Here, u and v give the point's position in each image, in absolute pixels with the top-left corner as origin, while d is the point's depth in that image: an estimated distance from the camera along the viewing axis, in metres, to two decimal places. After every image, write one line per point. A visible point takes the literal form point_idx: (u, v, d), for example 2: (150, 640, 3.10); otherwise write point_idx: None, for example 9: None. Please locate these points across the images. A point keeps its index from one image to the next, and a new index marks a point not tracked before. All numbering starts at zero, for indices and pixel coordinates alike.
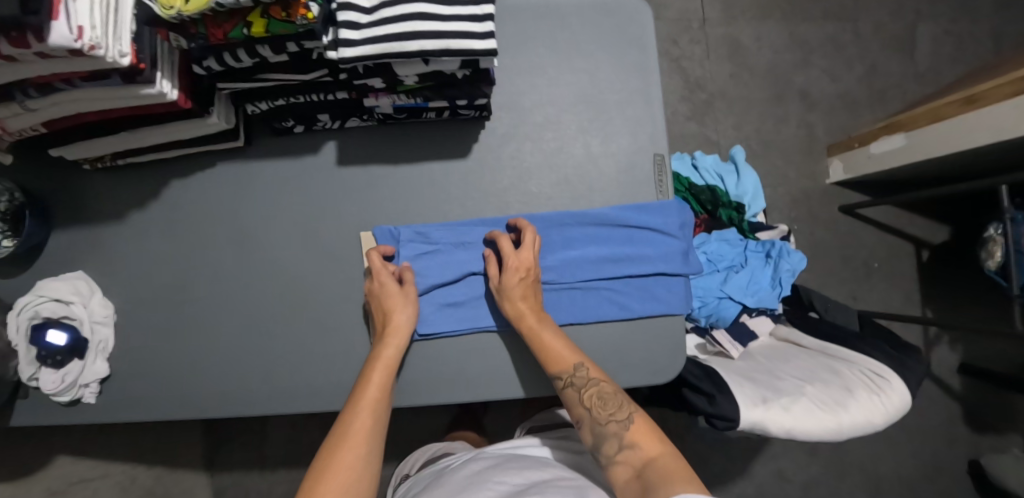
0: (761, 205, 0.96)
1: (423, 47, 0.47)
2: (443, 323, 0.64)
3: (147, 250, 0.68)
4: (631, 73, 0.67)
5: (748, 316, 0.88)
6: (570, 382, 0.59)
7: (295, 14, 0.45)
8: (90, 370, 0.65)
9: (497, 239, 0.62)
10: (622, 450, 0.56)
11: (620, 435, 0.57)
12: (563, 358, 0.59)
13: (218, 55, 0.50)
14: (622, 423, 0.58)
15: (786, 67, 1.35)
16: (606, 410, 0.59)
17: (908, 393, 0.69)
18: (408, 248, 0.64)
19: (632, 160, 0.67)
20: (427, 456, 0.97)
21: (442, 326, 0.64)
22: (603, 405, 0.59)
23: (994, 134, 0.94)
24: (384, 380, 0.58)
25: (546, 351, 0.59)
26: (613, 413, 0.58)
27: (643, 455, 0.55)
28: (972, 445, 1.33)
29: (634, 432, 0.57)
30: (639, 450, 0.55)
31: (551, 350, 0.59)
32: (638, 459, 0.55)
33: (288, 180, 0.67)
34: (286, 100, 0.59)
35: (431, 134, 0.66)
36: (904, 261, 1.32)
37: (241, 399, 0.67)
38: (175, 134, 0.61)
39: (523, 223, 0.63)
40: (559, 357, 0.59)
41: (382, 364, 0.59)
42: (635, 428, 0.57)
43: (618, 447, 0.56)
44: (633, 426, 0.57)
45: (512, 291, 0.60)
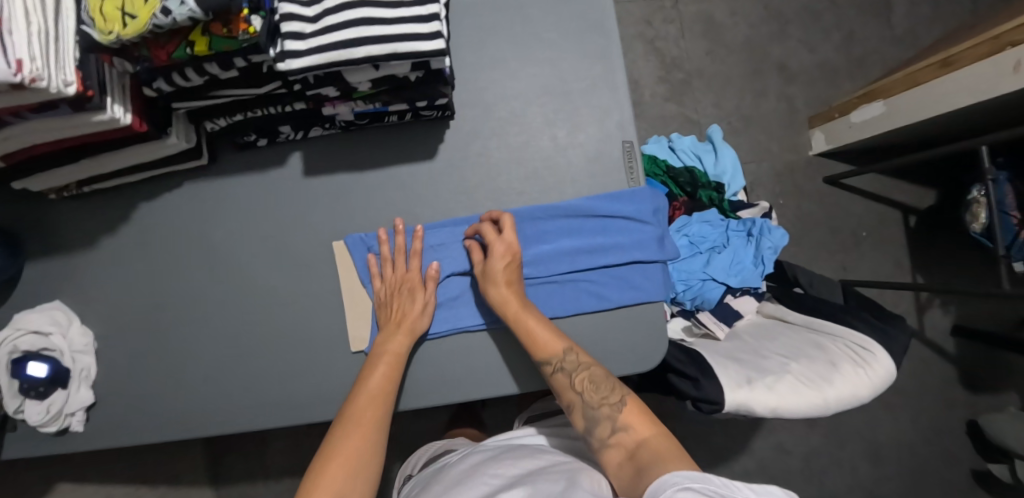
0: (742, 183, 0.96)
1: (370, 53, 0.46)
2: None
3: (122, 274, 0.68)
4: (594, 60, 0.66)
5: (733, 298, 0.87)
6: (559, 367, 0.59)
7: (237, 29, 0.44)
8: (74, 399, 0.65)
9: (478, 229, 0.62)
10: (615, 433, 0.55)
11: (613, 417, 0.56)
12: (547, 345, 0.59)
13: (166, 76, 0.50)
14: (614, 406, 0.57)
15: (763, 40, 1.33)
16: (598, 393, 0.58)
17: (893, 365, 0.69)
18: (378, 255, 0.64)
19: (601, 148, 0.66)
20: (427, 454, 0.98)
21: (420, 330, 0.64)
22: (594, 389, 0.58)
23: (972, 96, 0.93)
24: (393, 374, 0.59)
25: (534, 338, 0.59)
26: (605, 396, 0.57)
27: (636, 436, 0.54)
28: (970, 406, 1.34)
29: (626, 414, 0.56)
30: (632, 432, 0.55)
31: (537, 336, 0.59)
32: (631, 440, 0.54)
33: (256, 195, 0.66)
34: (245, 113, 0.59)
35: (396, 138, 0.65)
36: (892, 228, 1.31)
37: (226, 417, 0.66)
38: (137, 158, 0.60)
39: (495, 215, 0.62)
40: (545, 343, 0.59)
41: (389, 359, 0.59)
42: (627, 410, 0.56)
43: (612, 430, 0.55)
44: (625, 408, 0.56)
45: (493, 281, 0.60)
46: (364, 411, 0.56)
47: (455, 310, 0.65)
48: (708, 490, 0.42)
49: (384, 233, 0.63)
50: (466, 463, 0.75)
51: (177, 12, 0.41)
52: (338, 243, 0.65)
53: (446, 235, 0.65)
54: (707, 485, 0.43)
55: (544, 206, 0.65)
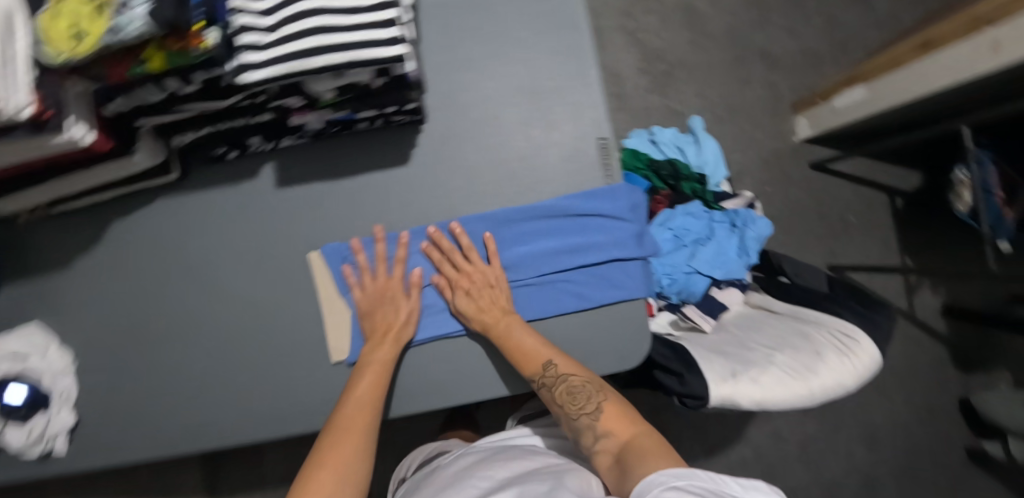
0: (724, 173, 0.97)
1: (330, 61, 0.46)
2: None
3: (98, 294, 0.67)
4: (566, 57, 0.65)
5: (718, 289, 0.87)
6: (542, 383, 0.59)
7: (191, 44, 0.43)
8: (56, 421, 0.64)
9: (436, 259, 0.63)
10: (599, 439, 0.56)
11: (594, 425, 0.57)
12: (526, 363, 0.59)
13: (125, 94, 0.49)
14: (594, 414, 0.57)
15: (744, 28, 1.32)
16: (576, 404, 0.58)
17: (877, 352, 0.68)
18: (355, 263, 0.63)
19: (576, 147, 0.65)
20: (422, 458, 0.97)
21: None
22: (575, 400, 0.58)
23: (953, 76, 0.93)
24: (380, 381, 0.58)
25: (519, 351, 0.59)
26: (582, 407, 0.58)
27: (618, 441, 0.54)
28: (962, 385, 1.34)
29: (606, 421, 0.56)
30: (614, 436, 0.55)
31: (518, 354, 0.59)
32: (615, 446, 0.54)
33: (230, 208, 0.66)
34: (212, 126, 0.58)
35: (369, 145, 0.64)
36: (879, 211, 1.31)
37: (209, 433, 0.65)
38: (105, 175, 0.59)
39: (454, 235, 0.62)
40: (527, 358, 0.59)
41: (373, 368, 0.59)
42: (608, 416, 0.57)
43: (595, 437, 0.56)
44: (603, 415, 0.57)
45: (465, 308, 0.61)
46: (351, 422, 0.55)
47: (435, 316, 0.64)
48: (693, 487, 0.44)
49: (357, 242, 0.62)
50: (456, 465, 0.75)
51: (126, 31, 0.40)
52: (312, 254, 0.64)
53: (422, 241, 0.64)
54: (692, 481, 0.44)
55: (519, 207, 0.64)
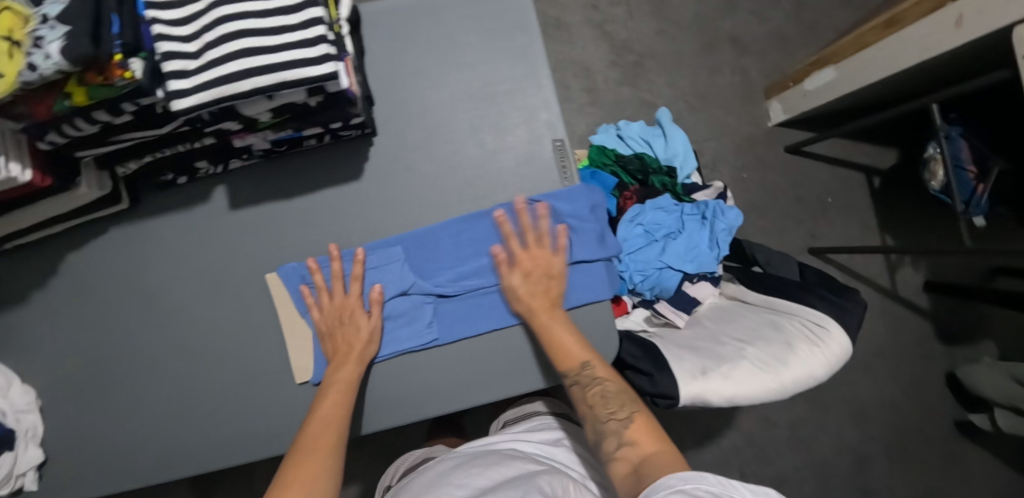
0: (694, 165, 0.95)
1: (258, 84, 0.44)
2: None
3: (58, 328, 0.66)
4: (515, 59, 0.64)
5: (690, 284, 0.86)
6: (576, 380, 0.57)
7: (112, 76, 0.42)
8: (23, 459, 0.63)
9: (505, 234, 0.61)
10: (620, 447, 0.51)
11: (619, 432, 0.52)
12: (564, 354, 0.57)
13: (56, 129, 0.47)
14: (624, 421, 0.53)
15: (712, 14, 1.31)
16: (606, 408, 0.55)
17: (848, 340, 0.68)
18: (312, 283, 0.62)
19: (531, 149, 0.65)
20: (408, 462, 0.96)
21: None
22: (606, 403, 0.55)
23: (917, 54, 0.92)
24: (344, 400, 0.56)
25: (557, 343, 0.58)
26: (613, 411, 0.54)
27: (640, 451, 0.49)
28: (947, 359, 1.35)
29: (634, 430, 0.52)
30: (638, 447, 0.50)
31: (559, 344, 0.58)
32: (635, 455, 0.49)
33: (185, 234, 0.65)
34: (154, 154, 0.57)
35: (320, 161, 0.64)
36: (857, 191, 1.31)
37: (180, 460, 0.65)
38: (52, 210, 0.58)
39: (523, 215, 0.61)
40: (568, 351, 0.58)
41: (335, 390, 0.56)
42: (635, 425, 0.52)
43: (617, 444, 0.52)
44: (632, 425, 0.53)
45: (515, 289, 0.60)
46: (316, 441, 0.52)
47: (396, 331, 0.62)
48: (700, 490, 0.40)
49: (313, 262, 0.61)
50: (435, 470, 0.72)
51: (43, 66, 0.39)
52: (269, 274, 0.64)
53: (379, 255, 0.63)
54: (699, 484, 0.40)
55: (476, 215, 0.63)
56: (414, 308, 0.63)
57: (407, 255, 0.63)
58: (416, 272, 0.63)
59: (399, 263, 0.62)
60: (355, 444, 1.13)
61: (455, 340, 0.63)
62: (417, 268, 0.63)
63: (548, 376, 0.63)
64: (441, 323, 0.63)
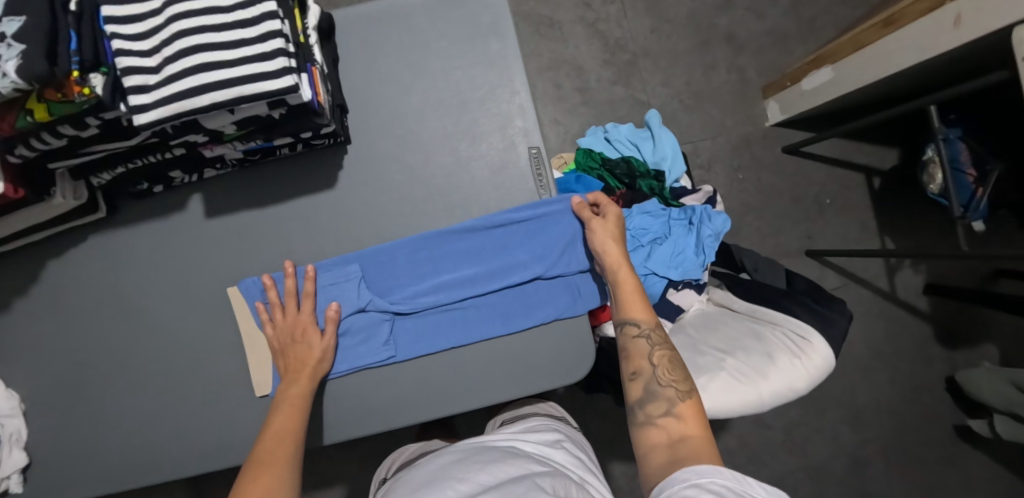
0: (683, 168, 0.94)
1: (215, 99, 0.44)
2: None
3: (41, 336, 0.67)
4: (487, 67, 0.64)
5: (675, 291, 0.85)
6: (642, 335, 0.57)
7: (72, 93, 0.42)
8: (7, 462, 0.65)
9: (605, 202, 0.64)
10: (666, 415, 0.51)
11: (673, 401, 0.52)
12: (639, 307, 0.58)
13: (24, 142, 0.47)
14: (682, 393, 0.53)
15: (708, 11, 1.28)
16: (666, 374, 0.55)
17: (831, 353, 0.66)
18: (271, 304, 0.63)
19: (504, 158, 0.64)
20: (404, 457, 0.94)
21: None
22: (669, 369, 0.55)
23: (915, 54, 0.89)
24: (289, 424, 0.55)
25: (628, 296, 0.59)
26: (674, 379, 0.54)
27: (684, 429, 0.50)
28: (948, 363, 1.32)
29: (685, 406, 0.52)
30: (683, 424, 0.50)
31: (630, 298, 0.59)
32: (679, 430, 0.50)
33: (162, 242, 0.65)
34: (127, 165, 0.57)
35: (294, 170, 0.64)
36: (855, 191, 1.28)
37: (160, 466, 0.66)
38: (27, 221, 0.59)
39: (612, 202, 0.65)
40: (640, 308, 0.58)
41: (287, 406, 0.56)
42: (690, 402, 0.52)
43: (664, 412, 0.52)
44: (686, 400, 0.52)
45: (603, 237, 0.61)
46: (275, 453, 0.52)
47: (353, 349, 0.63)
48: (716, 485, 0.41)
49: (268, 278, 0.61)
50: (433, 463, 0.68)
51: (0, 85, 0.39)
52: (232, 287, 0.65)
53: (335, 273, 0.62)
54: (715, 480, 0.42)
55: (433, 234, 0.62)
56: (372, 325, 0.63)
57: (366, 273, 0.63)
58: (374, 290, 0.63)
59: (356, 281, 0.62)
60: (346, 444, 1.14)
61: (413, 356, 0.63)
62: (375, 286, 0.63)
63: (521, 387, 0.63)
64: (399, 341, 0.63)
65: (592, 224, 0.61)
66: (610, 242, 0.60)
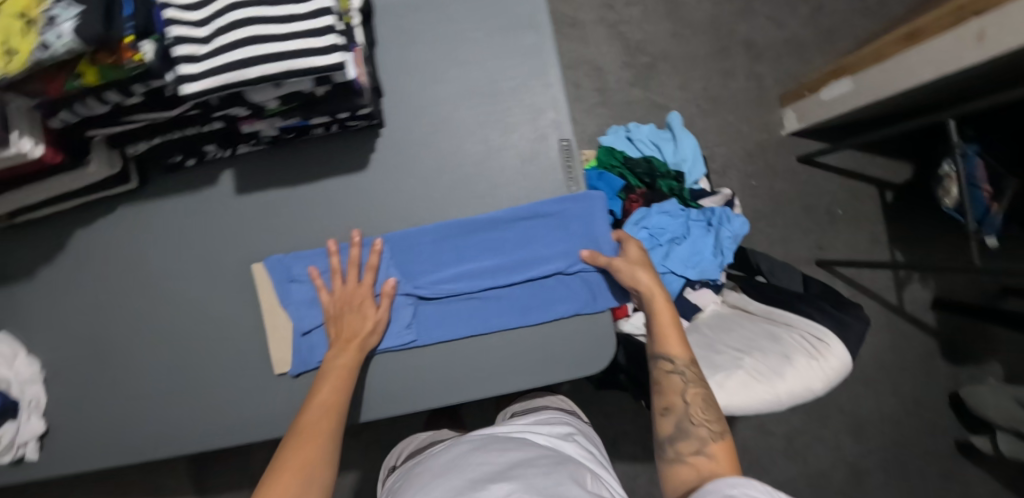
0: (702, 171, 0.95)
1: (265, 72, 0.45)
2: None
3: (64, 304, 0.68)
4: (522, 58, 0.64)
5: (692, 290, 0.86)
6: (678, 370, 0.60)
7: (123, 58, 0.43)
8: (26, 429, 0.65)
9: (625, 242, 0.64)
10: (697, 453, 0.56)
11: (704, 440, 0.57)
12: (676, 344, 0.60)
13: (68, 108, 0.48)
14: (715, 433, 0.57)
15: (729, 18, 1.29)
16: (699, 413, 0.58)
17: (848, 356, 0.66)
18: (294, 282, 0.64)
19: (535, 148, 0.64)
20: (414, 445, 0.94)
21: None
22: (702, 408, 0.59)
23: (937, 68, 0.90)
24: (338, 391, 0.56)
25: (665, 331, 0.61)
26: (707, 418, 0.58)
27: (715, 467, 0.54)
28: (952, 378, 1.33)
29: (717, 446, 0.56)
30: (713, 462, 0.55)
31: (669, 333, 0.60)
32: (708, 468, 0.55)
33: (190, 217, 0.66)
34: (164, 136, 0.57)
35: (326, 149, 0.64)
36: (867, 203, 1.29)
37: (175, 441, 0.67)
38: (59, 188, 0.59)
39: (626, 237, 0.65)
40: (677, 343, 0.60)
41: (334, 376, 0.56)
42: (721, 444, 0.57)
43: (695, 450, 0.57)
44: (718, 441, 0.57)
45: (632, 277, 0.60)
46: (319, 423, 0.53)
47: None
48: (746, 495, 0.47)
49: (334, 245, 0.62)
50: (449, 451, 0.67)
51: (56, 45, 0.39)
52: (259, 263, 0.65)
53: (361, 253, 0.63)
54: (745, 491, 0.47)
55: (457, 222, 0.63)
56: (395, 308, 0.63)
57: (392, 256, 0.63)
58: (399, 273, 0.63)
59: (384, 263, 0.63)
60: (352, 431, 1.14)
61: (434, 341, 0.63)
62: (401, 269, 0.63)
63: (540, 378, 0.63)
64: (420, 325, 0.63)
65: (614, 266, 0.61)
66: (641, 272, 0.60)
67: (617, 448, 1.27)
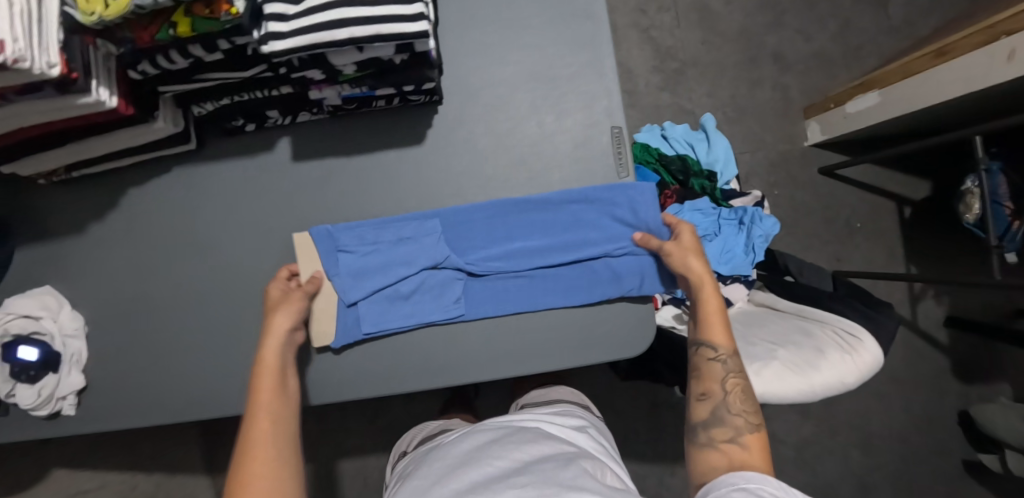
0: (734, 172, 0.96)
1: (353, 34, 0.46)
2: (390, 320, 0.63)
3: (111, 262, 0.68)
4: (579, 46, 0.66)
5: (723, 285, 0.88)
6: (720, 358, 0.59)
7: (219, 11, 0.43)
8: (66, 382, 0.66)
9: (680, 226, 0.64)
10: (730, 441, 0.55)
11: (739, 430, 0.56)
12: (720, 333, 0.60)
13: (150, 59, 0.49)
14: (751, 424, 0.56)
15: (758, 29, 1.32)
16: (737, 403, 0.57)
17: (880, 352, 0.68)
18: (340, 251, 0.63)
19: (587, 134, 0.66)
20: (424, 434, 0.94)
21: (390, 323, 0.63)
22: (741, 398, 0.58)
23: (965, 85, 0.91)
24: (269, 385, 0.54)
25: (710, 322, 0.60)
26: (746, 409, 0.57)
27: (748, 458, 0.53)
28: (962, 396, 1.34)
29: (752, 437, 0.55)
30: (746, 452, 0.54)
31: (713, 322, 0.60)
32: (741, 457, 0.53)
33: (244, 182, 0.67)
34: (232, 98, 0.58)
35: (384, 122, 0.65)
36: (885, 218, 1.31)
37: (211, 402, 0.67)
38: (122, 144, 0.60)
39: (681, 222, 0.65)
40: (720, 333, 0.60)
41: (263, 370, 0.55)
42: (756, 435, 0.55)
43: (728, 437, 0.55)
44: (754, 432, 0.55)
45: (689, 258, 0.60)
46: (265, 403, 0.53)
47: (425, 304, 0.64)
48: (762, 491, 0.46)
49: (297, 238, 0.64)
50: (462, 443, 0.67)
51: None
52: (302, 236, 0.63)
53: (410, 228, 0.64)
54: (763, 486, 0.47)
55: (513, 200, 0.64)
56: (445, 283, 0.64)
57: (445, 231, 0.64)
58: (452, 247, 0.65)
59: (437, 237, 0.64)
60: None
61: (482, 317, 0.64)
62: (453, 244, 0.65)
63: (583, 357, 0.65)
64: (468, 300, 0.64)
65: (668, 249, 0.61)
66: (693, 259, 0.61)
67: (628, 447, 1.28)
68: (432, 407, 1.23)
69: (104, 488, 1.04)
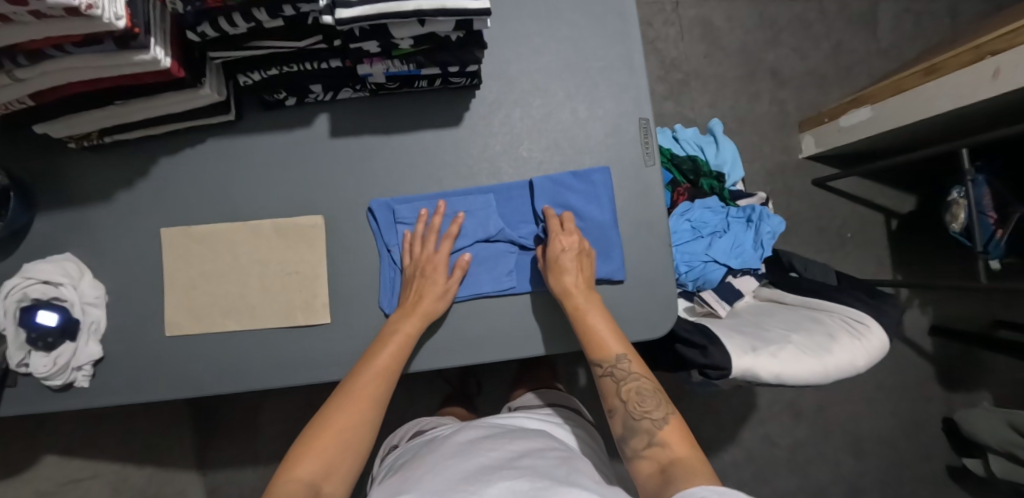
0: (740, 174, 0.99)
1: (420, 7, 0.48)
2: None
3: (136, 232, 0.67)
4: (613, 40, 0.69)
5: (734, 278, 0.90)
6: (610, 372, 0.61)
7: None
8: (83, 352, 0.64)
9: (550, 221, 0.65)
10: (650, 446, 0.57)
11: (652, 431, 0.58)
12: (607, 348, 0.60)
13: (213, 20, 0.49)
14: (658, 421, 0.58)
15: (757, 45, 1.39)
16: (642, 405, 0.60)
17: (885, 336, 0.73)
18: (402, 223, 0.66)
19: (618, 124, 0.69)
20: (415, 428, 0.90)
21: None
22: (639, 400, 0.60)
23: (954, 100, 0.98)
24: (398, 353, 0.61)
25: (592, 335, 0.61)
26: (649, 410, 0.59)
27: (669, 454, 0.55)
28: (946, 403, 1.39)
29: (666, 432, 0.57)
30: (669, 449, 0.56)
31: (597, 335, 0.61)
32: (665, 457, 0.55)
33: (279, 154, 0.67)
34: (279, 69, 0.59)
35: (423, 103, 0.67)
36: (874, 230, 1.38)
37: (231, 376, 0.66)
38: (164, 108, 0.60)
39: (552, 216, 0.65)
40: (603, 345, 0.61)
41: (398, 339, 0.61)
42: (669, 428, 0.58)
43: (648, 443, 0.57)
44: (666, 426, 0.58)
45: (564, 267, 0.62)
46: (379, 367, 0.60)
47: (475, 277, 0.66)
48: None
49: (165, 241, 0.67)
50: (457, 436, 0.67)
51: None
52: (367, 210, 0.67)
53: (266, 225, 0.67)
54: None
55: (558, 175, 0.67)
56: (498, 255, 0.67)
57: (499, 205, 0.68)
58: (505, 222, 0.68)
59: (490, 211, 0.67)
60: None
61: (532, 290, 0.66)
62: (507, 218, 0.68)
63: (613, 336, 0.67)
64: (520, 272, 0.67)
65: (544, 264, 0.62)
66: (562, 270, 0.62)
67: None
68: (435, 404, 1.23)
69: (97, 479, 0.93)
